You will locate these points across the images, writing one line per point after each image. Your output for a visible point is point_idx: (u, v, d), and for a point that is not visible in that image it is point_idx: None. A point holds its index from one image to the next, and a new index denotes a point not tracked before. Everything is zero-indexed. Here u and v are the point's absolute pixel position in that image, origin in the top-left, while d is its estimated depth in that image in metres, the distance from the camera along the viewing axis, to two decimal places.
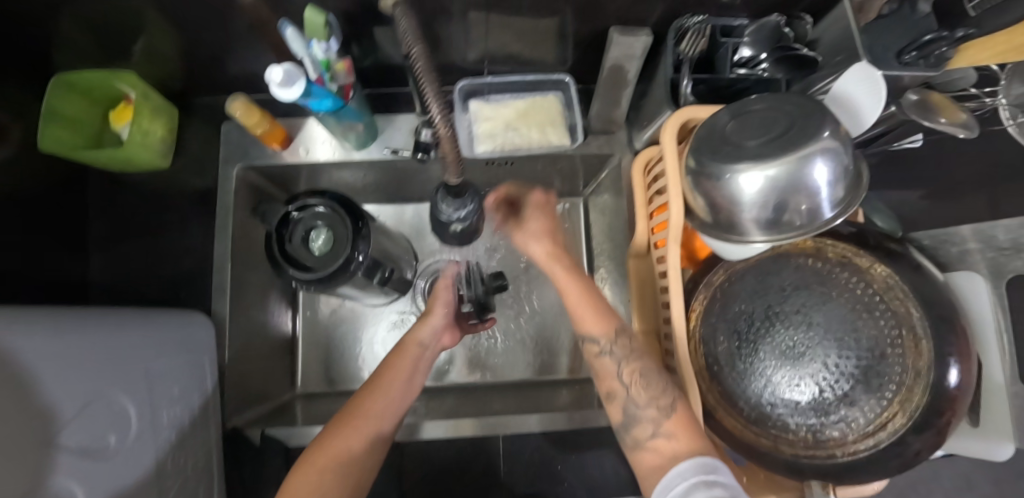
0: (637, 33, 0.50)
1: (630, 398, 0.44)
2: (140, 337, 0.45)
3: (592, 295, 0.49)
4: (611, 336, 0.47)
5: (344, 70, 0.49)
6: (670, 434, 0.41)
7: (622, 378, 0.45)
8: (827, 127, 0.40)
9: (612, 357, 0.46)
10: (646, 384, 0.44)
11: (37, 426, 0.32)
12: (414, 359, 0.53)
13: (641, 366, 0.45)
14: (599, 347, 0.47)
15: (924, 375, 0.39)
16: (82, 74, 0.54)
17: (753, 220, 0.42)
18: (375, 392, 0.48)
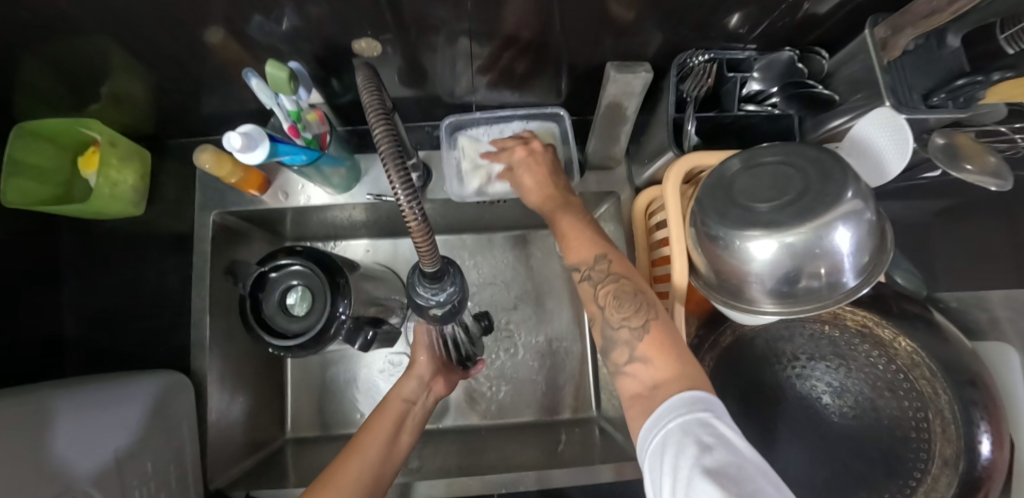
0: (636, 69, 0.46)
1: (607, 319, 0.38)
2: (92, 428, 0.42)
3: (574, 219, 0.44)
4: (591, 257, 0.41)
5: (316, 119, 0.48)
6: (646, 357, 0.35)
7: (598, 301, 0.39)
8: (850, 189, 0.35)
9: (591, 283, 0.41)
10: (620, 304, 0.38)
11: None
12: (394, 417, 0.52)
13: (618, 284, 0.39)
14: (579, 274, 0.41)
15: (953, 465, 0.36)
16: (43, 123, 0.51)
17: (765, 289, 0.38)
18: (350, 458, 0.46)
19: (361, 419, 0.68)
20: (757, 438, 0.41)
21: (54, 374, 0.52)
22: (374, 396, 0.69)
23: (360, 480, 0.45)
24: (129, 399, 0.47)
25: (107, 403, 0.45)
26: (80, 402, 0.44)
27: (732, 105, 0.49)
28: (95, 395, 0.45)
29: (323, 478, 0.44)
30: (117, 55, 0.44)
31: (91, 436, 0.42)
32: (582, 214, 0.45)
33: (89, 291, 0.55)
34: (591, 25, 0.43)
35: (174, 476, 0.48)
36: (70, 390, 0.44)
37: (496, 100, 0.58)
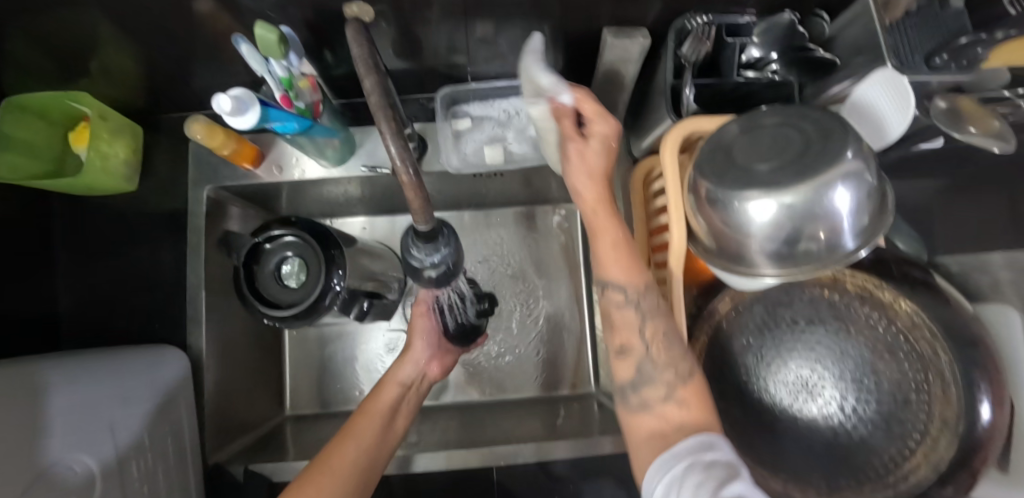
0: (633, 34, 0.44)
1: (648, 357, 0.38)
2: (94, 395, 0.43)
3: (627, 235, 0.40)
4: (644, 288, 0.39)
5: (309, 86, 0.46)
6: (683, 402, 0.36)
7: (642, 333, 0.39)
8: (850, 148, 0.35)
9: (635, 310, 0.39)
10: (667, 346, 0.39)
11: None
12: (389, 403, 0.51)
13: (667, 323, 0.39)
14: (623, 297, 0.40)
15: (953, 424, 0.36)
16: (31, 97, 0.49)
17: (763, 252, 0.38)
18: (346, 442, 0.45)
19: (360, 395, 0.68)
20: (756, 401, 0.42)
21: (50, 345, 0.52)
22: (373, 372, 0.69)
23: (359, 465, 0.44)
24: (125, 371, 0.47)
25: (103, 373, 0.46)
26: (73, 373, 0.44)
27: (730, 72, 0.47)
28: (88, 369, 0.46)
29: (319, 461, 0.43)
30: (100, 27, 0.43)
31: (92, 404, 0.42)
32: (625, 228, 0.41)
33: (84, 268, 0.55)
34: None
35: (175, 450, 0.48)
36: (61, 365, 0.45)
37: (491, 73, 0.57)
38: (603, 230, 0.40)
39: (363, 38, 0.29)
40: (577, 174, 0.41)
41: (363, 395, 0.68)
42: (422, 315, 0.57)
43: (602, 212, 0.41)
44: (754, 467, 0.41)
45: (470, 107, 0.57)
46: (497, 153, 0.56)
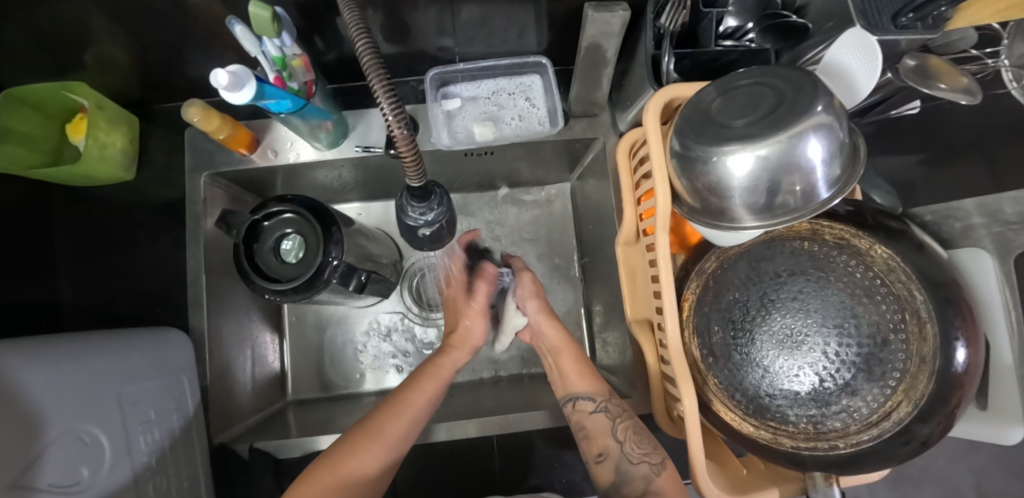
0: (612, 8, 0.45)
1: (625, 453, 0.48)
2: (76, 381, 0.40)
3: (582, 360, 0.56)
4: (607, 395, 0.52)
5: (302, 66, 0.47)
6: (661, 491, 0.45)
7: (616, 435, 0.49)
8: (821, 101, 0.36)
9: (605, 414, 0.50)
10: (639, 441, 0.48)
11: (9, 466, 0.32)
12: (439, 383, 0.54)
13: (634, 423, 0.49)
14: (593, 405, 0.51)
15: (929, 362, 0.37)
16: (30, 89, 0.51)
17: (744, 206, 0.40)
18: (393, 412, 0.48)
19: (361, 378, 0.69)
20: (742, 353, 0.43)
21: (52, 328, 0.52)
22: (372, 354, 0.70)
23: (404, 438, 0.48)
24: (108, 350, 0.45)
25: (80, 357, 0.41)
26: (43, 357, 0.38)
27: (709, 41, 0.49)
28: (58, 352, 0.40)
29: (366, 426, 0.47)
30: (90, 17, 0.44)
31: (75, 390, 0.40)
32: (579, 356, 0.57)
33: (82, 256, 0.56)
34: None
35: (179, 430, 0.50)
36: (21, 348, 0.37)
37: (477, 54, 0.58)
38: (563, 354, 0.57)
39: (358, 19, 0.31)
40: (528, 299, 0.61)
41: (364, 377, 0.69)
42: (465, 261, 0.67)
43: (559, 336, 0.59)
44: (744, 417, 0.43)
45: (460, 87, 0.59)
46: (488, 130, 0.57)
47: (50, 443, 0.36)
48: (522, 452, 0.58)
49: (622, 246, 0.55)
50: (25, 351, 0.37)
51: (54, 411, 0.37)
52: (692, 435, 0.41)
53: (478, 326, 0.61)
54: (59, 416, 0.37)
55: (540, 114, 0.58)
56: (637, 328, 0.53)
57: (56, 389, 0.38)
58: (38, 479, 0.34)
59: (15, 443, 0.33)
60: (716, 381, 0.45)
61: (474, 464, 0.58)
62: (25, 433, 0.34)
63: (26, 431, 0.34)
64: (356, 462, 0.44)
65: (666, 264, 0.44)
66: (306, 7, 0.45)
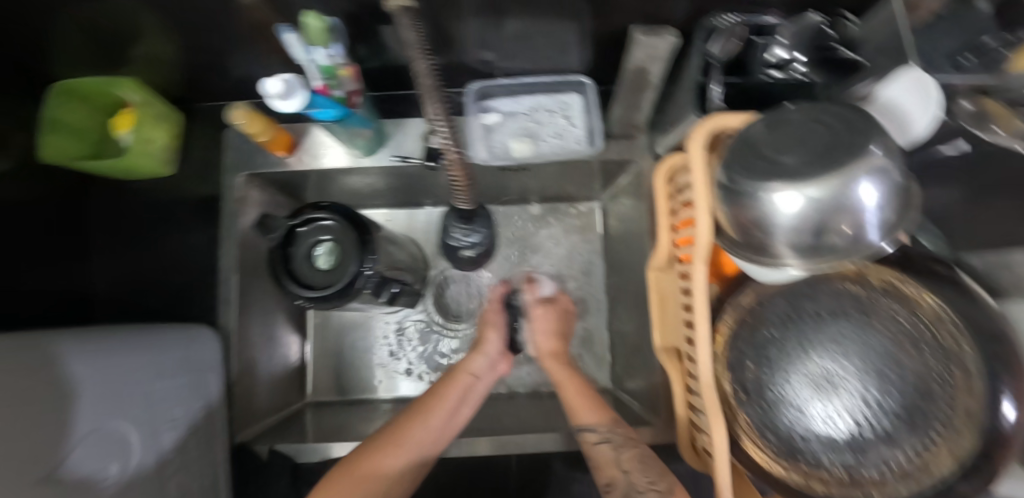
0: (663, 32, 0.45)
1: (632, 484, 0.43)
2: (113, 376, 0.42)
3: (588, 390, 0.53)
4: (610, 424, 0.49)
5: (350, 75, 0.46)
6: None
7: (622, 465, 0.45)
8: (876, 144, 0.36)
9: (610, 445, 0.47)
10: (645, 469, 0.44)
11: (38, 457, 0.33)
12: (460, 392, 0.54)
13: (639, 452, 0.45)
14: (596, 435, 0.48)
15: (976, 416, 0.36)
16: (80, 82, 0.52)
17: (788, 244, 0.39)
18: (414, 419, 0.49)
19: (379, 384, 0.70)
20: (777, 392, 0.42)
21: (85, 318, 0.54)
22: (389, 361, 0.71)
23: (423, 443, 0.48)
24: (145, 348, 0.46)
25: (123, 352, 0.44)
26: (90, 348, 0.41)
27: (757, 71, 0.47)
28: (100, 348, 0.42)
29: (390, 432, 0.48)
30: (142, 14, 0.45)
31: (111, 382, 0.41)
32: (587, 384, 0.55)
33: (115, 248, 0.57)
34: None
35: (202, 427, 0.50)
36: (77, 338, 0.41)
37: (519, 69, 0.58)
38: (568, 387, 0.54)
39: (421, 40, 0.30)
40: (541, 334, 0.60)
41: (381, 382, 0.70)
42: (496, 309, 0.62)
43: (562, 373, 0.56)
44: (774, 458, 0.42)
45: (498, 102, 0.59)
46: (525, 146, 0.57)
47: (81, 432, 0.37)
48: (541, 471, 0.57)
49: (655, 271, 0.54)
50: (63, 343, 0.40)
51: (89, 406, 0.39)
52: (721, 472, 0.40)
53: (495, 328, 0.60)
54: (94, 411, 0.39)
55: (579, 132, 0.58)
56: (665, 356, 0.52)
57: (94, 380, 0.40)
58: (67, 464, 0.35)
59: (45, 427, 0.35)
60: (747, 418, 0.43)
61: (490, 479, 0.58)
62: (55, 426, 0.35)
63: (57, 421, 0.36)
64: (379, 464, 0.45)
65: (701, 294, 0.43)
66: (354, 14, 0.45)
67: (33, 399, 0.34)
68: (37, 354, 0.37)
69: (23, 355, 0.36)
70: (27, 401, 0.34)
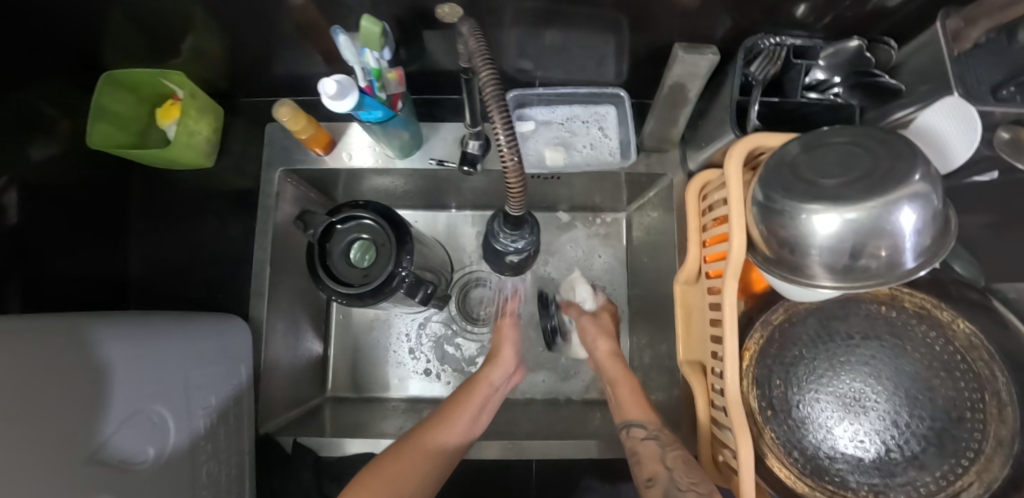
0: (704, 51, 0.46)
1: (674, 481, 0.42)
2: (150, 360, 0.41)
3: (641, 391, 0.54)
4: (659, 425, 0.49)
5: (396, 79, 0.47)
6: None
7: (666, 462, 0.44)
8: (918, 171, 0.36)
9: (656, 443, 0.47)
10: (688, 471, 0.43)
11: (77, 439, 0.32)
12: (481, 401, 0.53)
13: (684, 455, 0.45)
14: (645, 432, 0.48)
15: (1009, 445, 0.37)
16: (130, 72, 0.53)
17: (822, 264, 0.39)
18: (440, 424, 0.48)
19: (398, 384, 0.70)
20: (803, 411, 0.42)
21: (120, 303, 0.56)
22: (410, 361, 0.71)
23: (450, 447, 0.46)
24: (178, 334, 0.46)
25: (157, 337, 0.43)
26: (122, 331, 0.40)
27: (795, 92, 0.49)
28: (138, 330, 0.42)
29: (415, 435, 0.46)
30: (197, 10, 0.46)
31: (143, 367, 0.40)
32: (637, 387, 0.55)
33: (151, 236, 0.59)
34: (655, 5, 0.44)
35: (232, 416, 0.50)
36: (107, 320, 0.40)
37: (556, 79, 0.59)
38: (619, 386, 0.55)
39: (484, 50, 0.32)
40: (597, 337, 0.61)
41: (401, 382, 0.70)
42: (509, 324, 0.62)
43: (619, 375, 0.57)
44: (800, 477, 0.41)
45: (535, 111, 0.60)
46: (559, 155, 0.58)
47: (117, 416, 0.37)
48: (562, 479, 0.58)
49: (682, 284, 0.56)
50: (97, 324, 0.38)
51: (128, 388, 0.38)
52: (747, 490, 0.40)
53: (508, 341, 0.61)
54: (134, 394, 0.39)
55: (612, 144, 0.59)
56: (688, 369, 0.53)
57: (128, 364, 0.39)
58: (104, 449, 0.35)
59: (80, 412, 0.33)
60: (773, 434, 0.43)
61: (508, 483, 0.58)
62: (99, 408, 0.35)
63: (101, 403, 0.35)
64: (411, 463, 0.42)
65: (731, 310, 0.44)
66: (404, 19, 0.46)
67: (67, 383, 0.33)
68: (68, 335, 0.35)
69: (55, 337, 0.34)
70: (72, 381, 0.33)
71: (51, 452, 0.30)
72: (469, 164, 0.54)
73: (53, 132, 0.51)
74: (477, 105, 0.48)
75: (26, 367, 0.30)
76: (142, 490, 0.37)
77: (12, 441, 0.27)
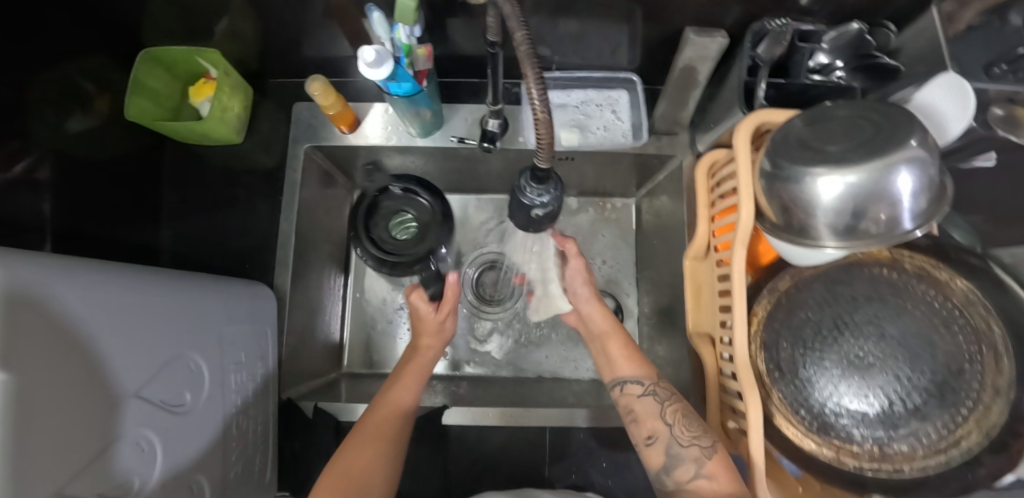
0: (714, 34, 0.49)
1: (674, 437, 0.47)
2: (191, 310, 0.43)
3: (631, 345, 0.57)
4: (655, 378, 0.52)
5: (424, 55, 0.49)
6: (712, 475, 0.43)
7: (666, 418, 0.48)
8: (915, 137, 0.39)
9: (654, 398, 0.50)
10: (688, 425, 0.47)
11: (121, 375, 0.34)
12: (396, 418, 0.49)
13: (683, 407, 0.49)
14: (641, 389, 0.52)
15: (1004, 393, 0.39)
16: (167, 49, 0.57)
17: (828, 225, 0.41)
18: (359, 448, 0.45)
19: None
20: (808, 372, 0.44)
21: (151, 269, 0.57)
22: None
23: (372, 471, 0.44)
24: (215, 291, 0.48)
25: (196, 289, 0.45)
26: (163, 279, 0.41)
27: (799, 74, 0.52)
28: (179, 281, 0.43)
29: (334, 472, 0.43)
30: None
31: (184, 315, 0.42)
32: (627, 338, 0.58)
33: (181, 207, 0.61)
34: None
35: (258, 376, 0.52)
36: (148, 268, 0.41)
37: (572, 65, 0.62)
38: (611, 339, 0.58)
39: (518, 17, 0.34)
40: (577, 281, 0.62)
41: None
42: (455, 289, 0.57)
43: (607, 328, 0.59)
44: (807, 433, 0.43)
45: (552, 94, 0.63)
46: (574, 137, 0.61)
47: (157, 363, 0.37)
48: (575, 448, 0.59)
49: (691, 260, 0.58)
50: (132, 272, 0.38)
51: (170, 333, 0.40)
52: (756, 447, 0.42)
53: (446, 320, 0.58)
54: (177, 340, 0.40)
55: (624, 127, 0.62)
56: (697, 340, 0.55)
57: (164, 312, 0.39)
58: (143, 393, 0.36)
59: (124, 356, 0.34)
60: (780, 395, 0.45)
61: (522, 452, 0.59)
62: (146, 347, 0.37)
63: (149, 342, 0.37)
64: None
65: (739, 277, 0.46)
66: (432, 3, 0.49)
67: (121, 318, 0.34)
68: (107, 277, 0.35)
69: (99, 278, 0.34)
70: (126, 316, 0.35)
71: (95, 396, 0.31)
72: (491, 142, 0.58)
73: (93, 107, 0.53)
74: (499, 83, 0.51)
75: (87, 291, 0.32)
76: (177, 435, 0.39)
77: (60, 390, 0.28)
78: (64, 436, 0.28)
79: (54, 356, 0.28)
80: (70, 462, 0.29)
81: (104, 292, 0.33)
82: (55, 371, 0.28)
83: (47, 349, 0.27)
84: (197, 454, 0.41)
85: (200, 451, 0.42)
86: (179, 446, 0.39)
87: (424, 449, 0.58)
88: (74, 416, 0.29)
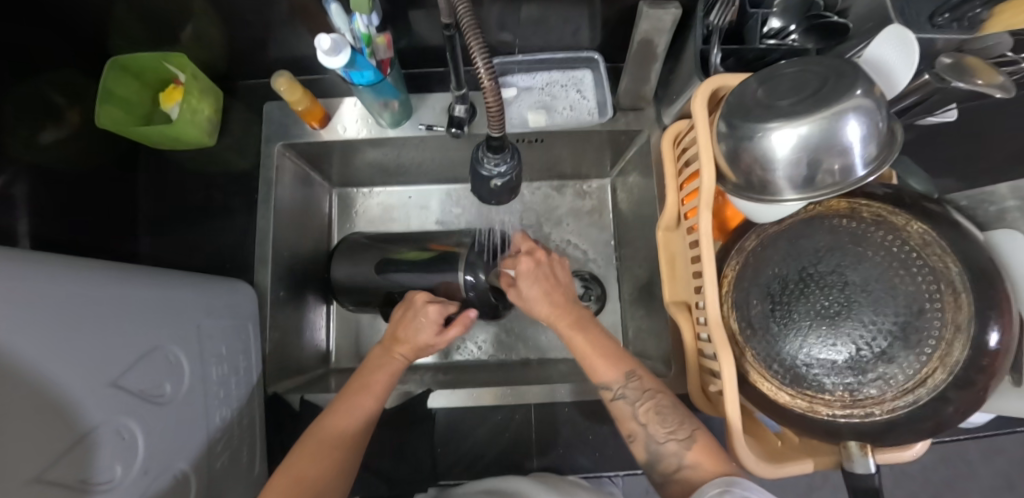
0: (666, 5, 0.48)
1: (651, 435, 0.46)
2: (165, 303, 0.43)
3: (597, 339, 0.51)
4: (624, 380, 0.48)
5: (384, 43, 0.50)
6: (694, 464, 0.43)
7: (640, 419, 0.47)
8: (861, 86, 0.40)
9: (626, 400, 0.48)
10: (664, 420, 0.46)
11: (100, 366, 0.34)
12: (380, 391, 0.52)
13: (656, 403, 0.47)
14: (612, 392, 0.48)
15: (965, 329, 0.39)
16: (133, 57, 0.57)
17: (787, 180, 0.42)
18: (342, 415, 0.48)
19: None
20: (778, 325, 0.45)
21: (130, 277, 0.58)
22: None
23: (352, 440, 0.48)
24: (190, 287, 0.48)
25: (170, 285, 0.45)
26: (135, 276, 0.41)
27: (754, 40, 0.53)
28: (151, 277, 0.43)
29: (317, 431, 0.47)
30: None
31: (159, 309, 0.42)
32: (594, 332, 0.51)
33: (160, 212, 0.62)
34: None
35: (240, 370, 0.53)
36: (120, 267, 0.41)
37: (535, 48, 0.63)
38: (570, 334, 0.51)
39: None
40: (532, 303, 0.53)
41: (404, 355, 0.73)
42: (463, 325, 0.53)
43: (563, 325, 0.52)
44: (781, 387, 0.45)
45: (516, 78, 0.65)
46: (541, 116, 0.64)
47: (133, 354, 0.38)
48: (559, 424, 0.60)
49: (663, 231, 0.57)
50: (102, 269, 0.38)
51: (147, 325, 0.40)
52: (731, 403, 0.43)
53: (422, 329, 0.53)
54: (154, 332, 0.40)
55: (590, 105, 0.65)
56: (675, 308, 0.56)
57: (137, 306, 0.39)
58: (121, 383, 0.36)
59: (102, 347, 0.34)
60: (753, 352, 0.46)
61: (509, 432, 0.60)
62: (124, 339, 0.37)
63: (127, 334, 0.37)
64: (307, 467, 0.44)
65: (707, 241, 0.47)
66: None
67: (97, 310, 0.35)
68: (78, 272, 0.35)
69: (67, 273, 0.34)
70: (102, 309, 0.35)
71: (76, 385, 0.31)
72: (459, 126, 0.58)
73: (64, 119, 0.54)
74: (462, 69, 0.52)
75: (59, 285, 0.32)
76: (159, 425, 0.39)
77: (37, 379, 0.28)
78: (41, 424, 0.28)
79: (31, 342, 0.28)
80: (51, 447, 0.29)
81: (75, 286, 0.33)
82: (29, 362, 0.28)
83: (22, 337, 0.28)
84: (181, 444, 0.41)
85: (183, 441, 0.42)
86: (163, 437, 0.39)
87: (412, 433, 0.59)
88: (49, 405, 0.29)
